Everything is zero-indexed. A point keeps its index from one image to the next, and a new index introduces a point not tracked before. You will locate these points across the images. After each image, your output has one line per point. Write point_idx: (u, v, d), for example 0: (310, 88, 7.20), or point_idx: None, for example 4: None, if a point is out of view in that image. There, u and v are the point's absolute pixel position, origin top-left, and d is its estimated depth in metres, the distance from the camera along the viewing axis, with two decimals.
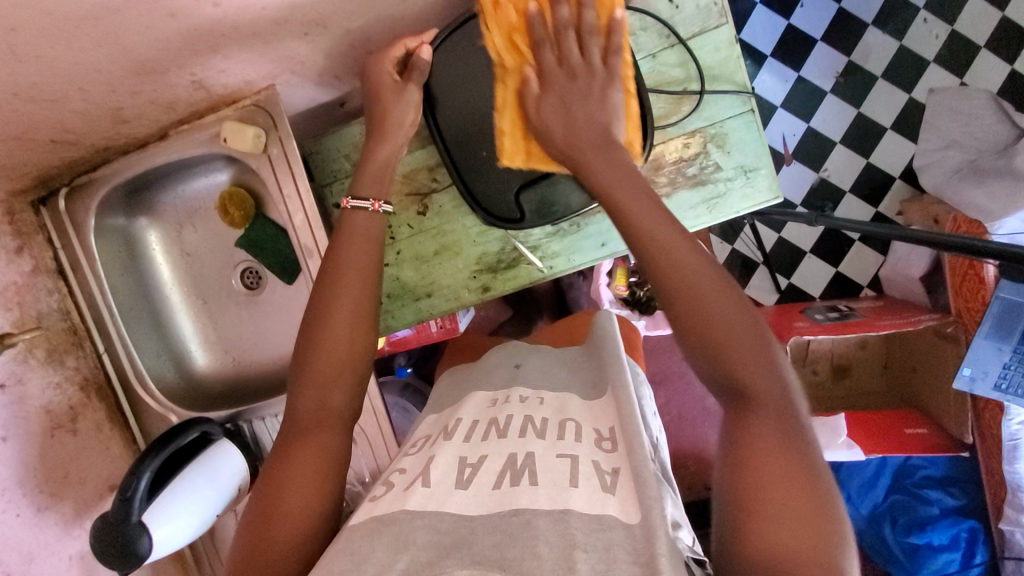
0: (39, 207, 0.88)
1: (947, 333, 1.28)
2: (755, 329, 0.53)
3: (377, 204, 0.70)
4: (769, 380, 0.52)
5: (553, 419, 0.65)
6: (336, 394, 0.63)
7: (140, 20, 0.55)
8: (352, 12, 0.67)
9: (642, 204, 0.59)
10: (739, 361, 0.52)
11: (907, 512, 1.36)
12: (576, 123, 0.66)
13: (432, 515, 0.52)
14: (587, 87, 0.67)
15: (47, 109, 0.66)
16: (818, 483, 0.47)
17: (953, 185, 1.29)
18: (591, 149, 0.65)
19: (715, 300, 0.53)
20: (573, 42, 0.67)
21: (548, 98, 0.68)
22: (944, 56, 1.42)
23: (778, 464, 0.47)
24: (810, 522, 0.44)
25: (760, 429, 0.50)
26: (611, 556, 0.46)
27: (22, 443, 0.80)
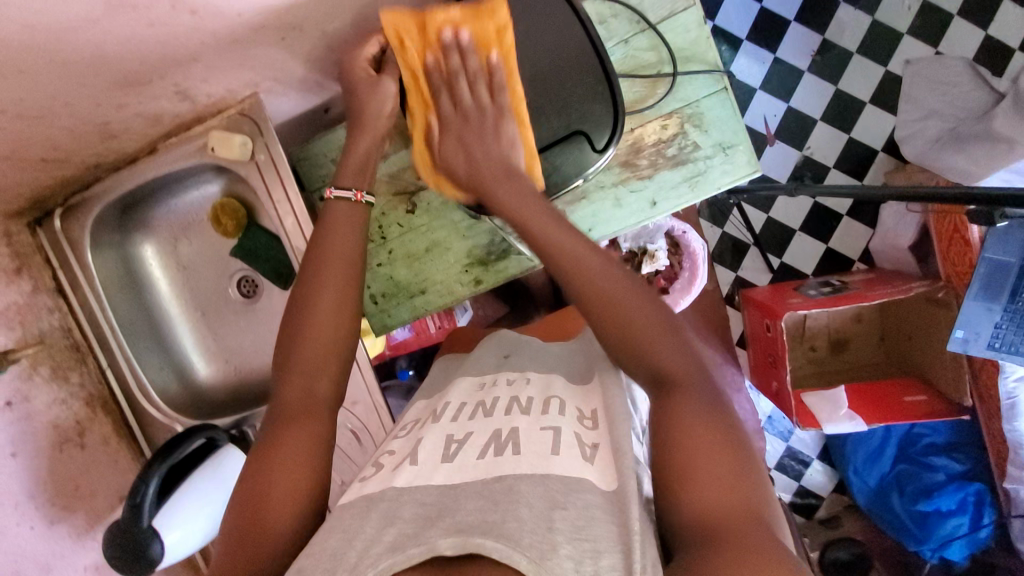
0: (35, 228, 0.90)
1: (938, 300, 1.30)
2: (667, 317, 0.58)
3: (360, 194, 0.71)
4: (686, 362, 0.56)
5: (539, 398, 0.65)
6: (325, 382, 0.64)
7: (122, 31, 0.57)
8: (328, 13, 0.69)
9: (547, 220, 0.63)
10: (658, 349, 0.56)
11: (912, 480, 1.37)
12: (475, 158, 0.69)
13: (417, 489, 0.52)
14: (482, 124, 0.70)
15: (37, 125, 0.68)
16: (736, 443, 0.50)
17: (934, 154, 1.32)
18: (490, 183, 0.68)
19: (623, 290, 0.58)
20: (465, 85, 0.71)
21: (448, 140, 0.71)
22: (917, 27, 1.44)
23: (699, 429, 0.50)
24: (733, 478, 0.47)
25: (683, 404, 0.52)
26: (588, 511, 0.48)
27: (33, 457, 0.82)
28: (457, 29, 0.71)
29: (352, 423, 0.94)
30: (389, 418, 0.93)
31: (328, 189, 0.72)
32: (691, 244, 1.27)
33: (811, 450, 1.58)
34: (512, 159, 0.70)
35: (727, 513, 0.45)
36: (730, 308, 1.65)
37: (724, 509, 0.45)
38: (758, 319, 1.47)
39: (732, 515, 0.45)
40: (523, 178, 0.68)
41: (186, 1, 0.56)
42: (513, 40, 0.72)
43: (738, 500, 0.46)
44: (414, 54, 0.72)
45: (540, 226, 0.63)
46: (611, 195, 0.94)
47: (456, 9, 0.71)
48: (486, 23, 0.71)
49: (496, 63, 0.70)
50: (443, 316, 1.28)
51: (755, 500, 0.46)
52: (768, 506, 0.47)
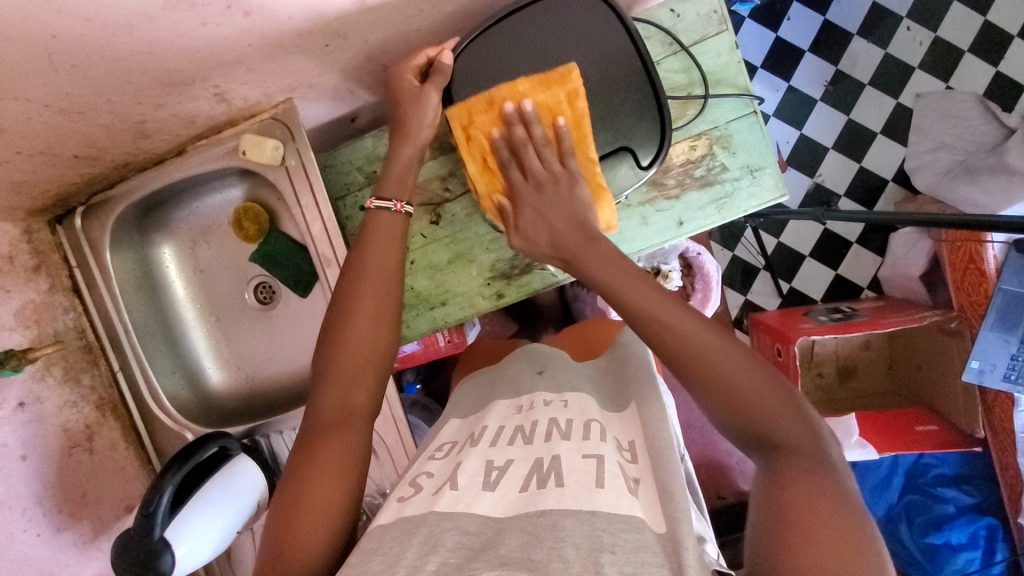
0: (55, 226, 0.89)
1: (950, 329, 1.30)
2: (784, 389, 0.56)
3: (400, 205, 0.72)
4: (800, 429, 0.53)
5: (578, 420, 0.63)
6: (360, 393, 0.62)
7: (175, 30, 0.57)
8: (373, 23, 0.69)
9: (644, 292, 0.63)
10: (765, 409, 0.54)
11: (922, 511, 1.36)
12: (557, 231, 0.71)
13: (460, 517, 0.50)
14: (558, 192, 0.72)
15: (75, 121, 0.67)
16: (856, 518, 0.46)
17: (946, 185, 1.34)
18: (576, 249, 0.69)
19: (731, 357, 0.57)
20: (536, 155, 0.73)
21: (526, 212, 0.73)
22: (929, 62, 1.48)
23: (817, 499, 0.47)
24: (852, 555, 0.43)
25: (791, 467, 0.50)
26: (638, 557, 0.45)
27: (40, 462, 0.79)
28: (520, 101, 0.73)
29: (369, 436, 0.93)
30: (407, 432, 0.92)
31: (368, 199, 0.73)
32: (705, 265, 1.27)
33: None
34: (593, 228, 0.71)
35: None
36: (739, 331, 1.65)
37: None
38: (769, 343, 1.47)
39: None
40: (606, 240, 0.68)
41: (241, 3, 0.56)
42: (584, 104, 0.73)
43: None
44: (483, 126, 0.74)
45: (628, 292, 0.63)
46: (637, 213, 0.93)
47: (523, 81, 0.73)
48: (558, 90, 0.72)
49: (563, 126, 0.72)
50: (454, 330, 1.24)
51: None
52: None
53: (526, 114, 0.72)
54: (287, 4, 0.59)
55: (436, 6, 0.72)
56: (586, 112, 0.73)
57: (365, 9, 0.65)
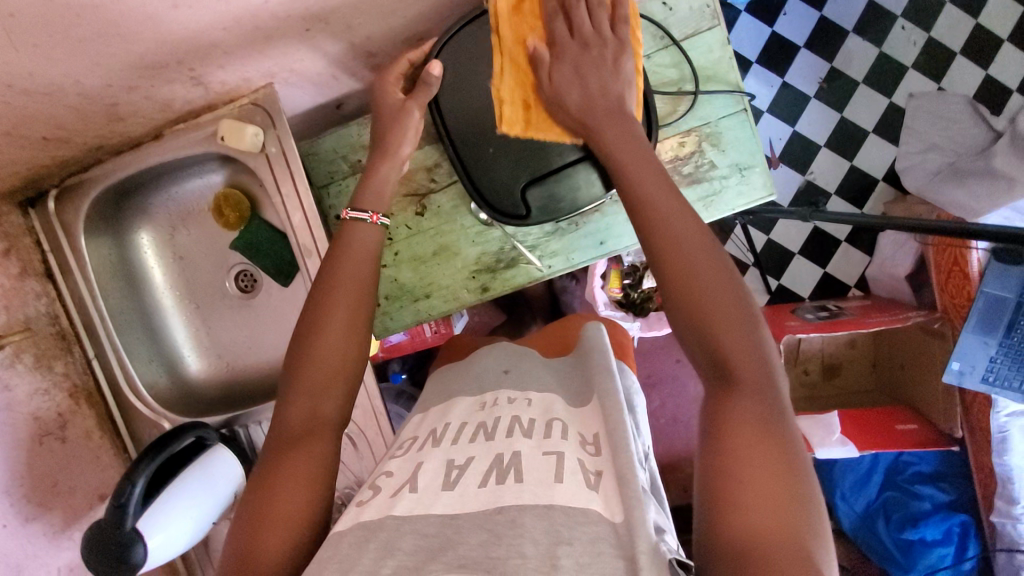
0: (27, 210, 0.86)
1: (934, 330, 1.31)
2: (748, 311, 0.54)
3: (376, 216, 0.69)
4: (756, 364, 0.52)
5: (540, 419, 0.63)
6: (329, 402, 0.61)
7: (143, 11, 0.55)
8: (355, 9, 0.67)
9: (652, 177, 0.60)
10: (727, 342, 0.52)
11: (899, 508, 1.38)
12: (592, 97, 0.66)
13: (418, 519, 0.50)
14: (603, 57, 0.67)
15: (42, 102, 0.65)
16: (796, 461, 0.47)
17: (934, 186, 1.33)
18: (603, 125, 0.65)
19: (705, 278, 0.54)
20: (585, 11, 0.67)
21: (563, 67, 0.67)
22: (922, 62, 1.47)
23: (762, 447, 0.48)
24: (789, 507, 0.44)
25: (736, 412, 0.50)
26: (596, 548, 0.46)
27: (9, 451, 0.78)
28: None
29: (351, 429, 0.92)
30: (388, 425, 0.91)
31: (344, 209, 0.69)
32: None
33: None
34: (626, 102, 0.67)
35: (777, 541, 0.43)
36: None
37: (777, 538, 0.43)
38: None
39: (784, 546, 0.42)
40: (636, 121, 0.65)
41: None
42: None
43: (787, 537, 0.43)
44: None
45: (639, 171, 0.61)
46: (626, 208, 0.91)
47: None
48: None
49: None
50: (442, 321, 1.25)
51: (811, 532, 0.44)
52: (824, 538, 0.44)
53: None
54: None
55: None
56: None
57: None
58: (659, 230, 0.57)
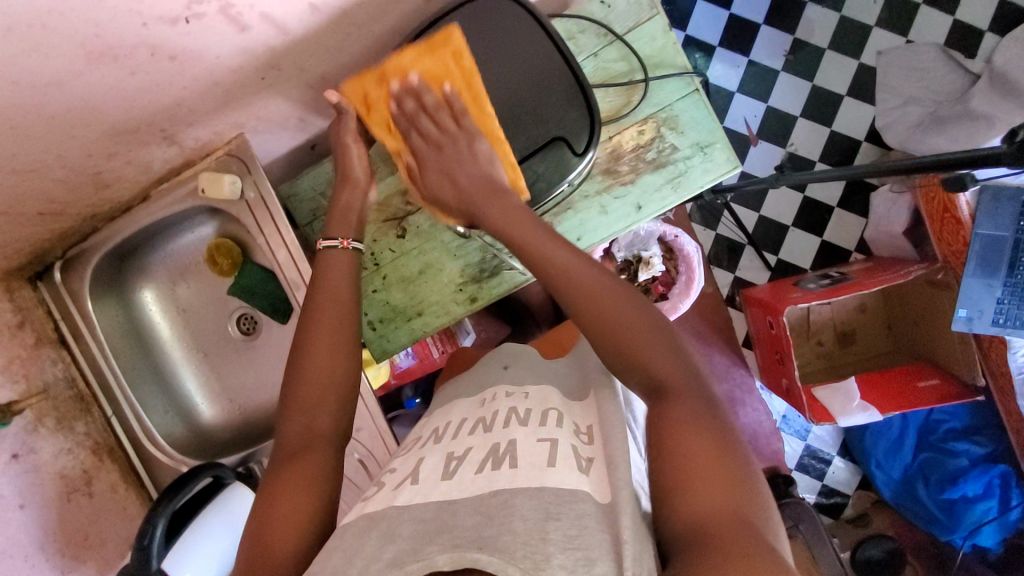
0: (36, 282, 0.92)
1: (938, 281, 1.29)
2: (663, 327, 0.61)
3: (347, 241, 0.76)
4: (680, 369, 0.59)
5: (538, 408, 0.64)
6: (324, 416, 0.64)
7: (106, 82, 0.60)
8: (305, 51, 0.71)
9: (541, 237, 0.67)
10: (652, 357, 0.59)
11: (936, 468, 1.35)
12: (462, 186, 0.72)
13: (417, 506, 0.51)
14: (458, 152, 0.72)
15: (30, 179, 0.71)
16: (729, 444, 0.53)
17: (917, 138, 1.33)
18: (480, 205, 0.71)
19: (622, 307, 0.61)
20: (429, 121, 0.72)
21: (431, 173, 0.74)
22: (885, 19, 1.48)
23: (700, 439, 0.52)
24: (730, 484, 0.49)
25: (673, 408, 0.56)
26: (582, 521, 0.47)
27: (41, 508, 0.82)
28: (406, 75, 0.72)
29: (359, 452, 0.94)
30: (395, 444, 0.93)
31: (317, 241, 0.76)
32: (685, 247, 1.25)
33: (830, 447, 1.54)
34: (494, 178, 0.72)
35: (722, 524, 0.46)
36: (731, 309, 1.63)
37: (719, 512, 0.47)
38: (761, 317, 1.46)
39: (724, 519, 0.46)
40: (509, 196, 0.70)
41: (163, 49, 0.59)
42: (471, 63, 0.71)
43: (737, 511, 0.47)
44: (375, 95, 0.73)
45: (529, 239, 0.67)
46: (597, 203, 0.95)
47: (411, 49, 0.71)
48: (442, 53, 0.71)
49: (450, 95, 0.72)
50: (445, 340, 1.28)
51: (750, 502, 0.48)
52: (764, 507, 0.49)
53: (413, 86, 0.71)
54: (210, 43, 0.61)
55: (366, 27, 0.74)
56: (473, 69, 0.71)
57: (294, 40, 0.68)
58: (573, 287, 0.63)
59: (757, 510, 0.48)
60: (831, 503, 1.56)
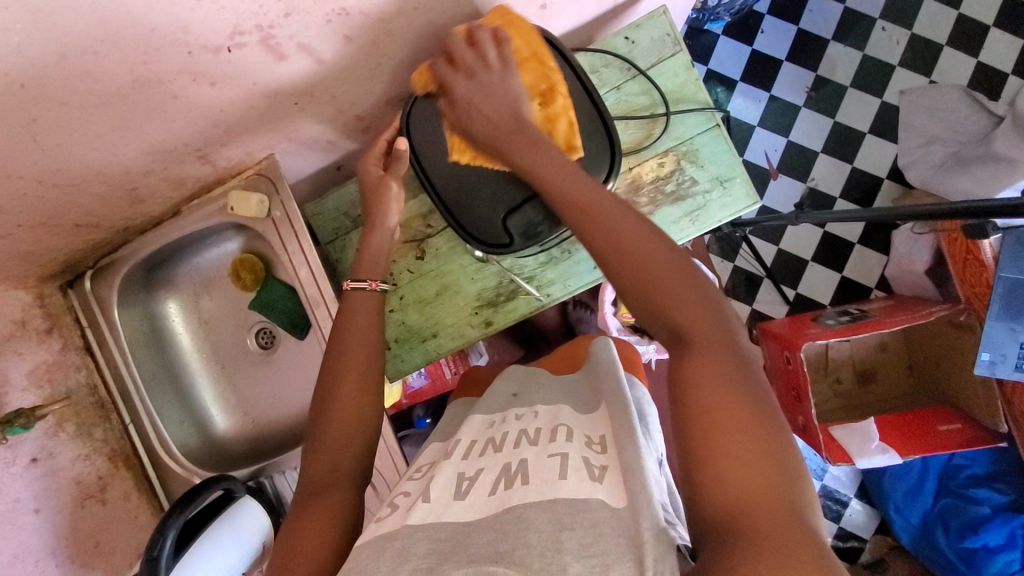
0: (67, 289, 0.95)
1: (960, 322, 1.28)
2: (696, 279, 0.56)
3: (374, 283, 0.77)
4: (708, 321, 0.54)
5: (547, 427, 0.64)
6: (349, 459, 0.65)
7: (149, 104, 0.63)
8: (338, 79, 0.74)
9: (563, 168, 0.65)
10: (678, 307, 0.55)
11: (957, 514, 1.29)
12: (489, 119, 0.69)
13: (430, 527, 0.51)
14: (489, 82, 0.70)
15: (71, 193, 0.74)
16: (764, 412, 0.49)
17: (942, 178, 1.32)
18: (506, 142, 0.68)
19: (642, 250, 0.57)
20: (467, 58, 0.71)
21: (461, 107, 0.71)
22: (909, 59, 1.49)
23: (730, 410, 0.48)
24: (771, 465, 0.46)
25: (700, 371, 0.51)
26: (595, 528, 0.47)
27: (55, 513, 0.82)
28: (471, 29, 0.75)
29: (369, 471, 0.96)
30: (404, 465, 0.94)
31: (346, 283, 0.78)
32: None
33: (847, 488, 1.50)
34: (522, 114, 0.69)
35: (757, 510, 0.43)
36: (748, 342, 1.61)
37: (756, 498, 0.44)
38: (778, 352, 1.44)
39: (762, 504, 0.44)
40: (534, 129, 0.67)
41: (204, 75, 0.62)
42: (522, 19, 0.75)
43: (767, 490, 0.44)
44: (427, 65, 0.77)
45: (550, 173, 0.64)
46: None
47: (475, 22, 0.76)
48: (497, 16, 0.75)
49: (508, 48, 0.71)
50: (459, 360, 1.28)
51: (787, 481, 0.45)
52: (801, 486, 0.46)
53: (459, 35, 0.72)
54: (249, 71, 0.64)
55: (396, 57, 0.77)
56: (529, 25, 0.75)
57: (329, 68, 0.70)
58: (592, 224, 0.60)
59: (792, 485, 0.45)
60: (848, 547, 1.50)
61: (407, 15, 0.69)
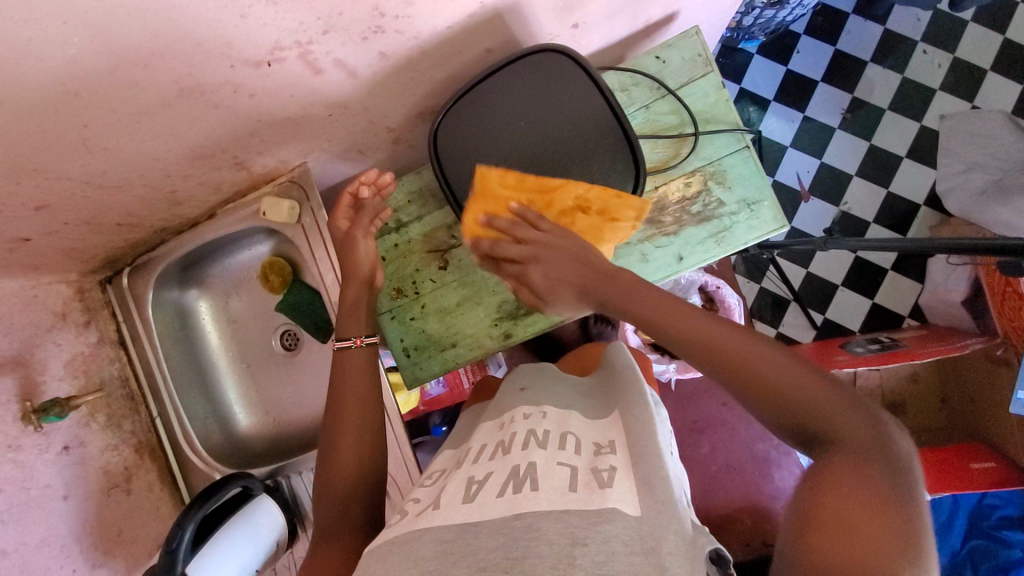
0: (105, 285, 0.99)
1: (997, 357, 1.24)
2: (828, 378, 0.53)
3: (359, 338, 0.79)
4: (855, 421, 0.50)
5: (556, 432, 0.63)
6: (356, 508, 0.67)
7: (190, 112, 0.66)
8: (372, 92, 0.76)
9: (656, 298, 0.64)
10: (813, 404, 0.52)
11: (986, 558, 1.24)
12: (581, 287, 0.69)
13: (439, 528, 0.51)
14: (562, 246, 0.72)
15: (114, 194, 0.77)
16: (894, 508, 0.44)
17: (980, 207, 1.27)
18: (607, 296, 0.67)
19: (765, 359, 0.55)
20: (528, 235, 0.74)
21: (546, 278, 0.71)
22: (949, 83, 1.45)
23: (853, 495, 0.45)
24: (890, 548, 0.42)
25: (834, 462, 0.48)
26: (608, 546, 0.46)
27: (82, 501, 0.85)
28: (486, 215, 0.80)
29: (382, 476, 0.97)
30: (417, 472, 0.94)
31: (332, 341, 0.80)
32: (726, 299, 1.23)
33: None
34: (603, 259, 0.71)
35: (846, 575, 0.41)
36: None
37: (861, 566, 0.41)
38: None
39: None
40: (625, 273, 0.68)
41: (245, 86, 0.64)
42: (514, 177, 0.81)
43: (869, 567, 0.41)
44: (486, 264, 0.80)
45: (649, 313, 0.63)
46: (638, 251, 0.94)
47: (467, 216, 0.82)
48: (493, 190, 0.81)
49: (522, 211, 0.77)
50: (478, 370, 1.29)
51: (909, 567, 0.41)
52: None
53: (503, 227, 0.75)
54: (287, 84, 0.66)
55: (428, 72, 0.78)
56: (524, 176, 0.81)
57: (364, 82, 0.73)
58: (692, 330, 0.60)
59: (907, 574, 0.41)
60: None
61: (442, 33, 0.70)
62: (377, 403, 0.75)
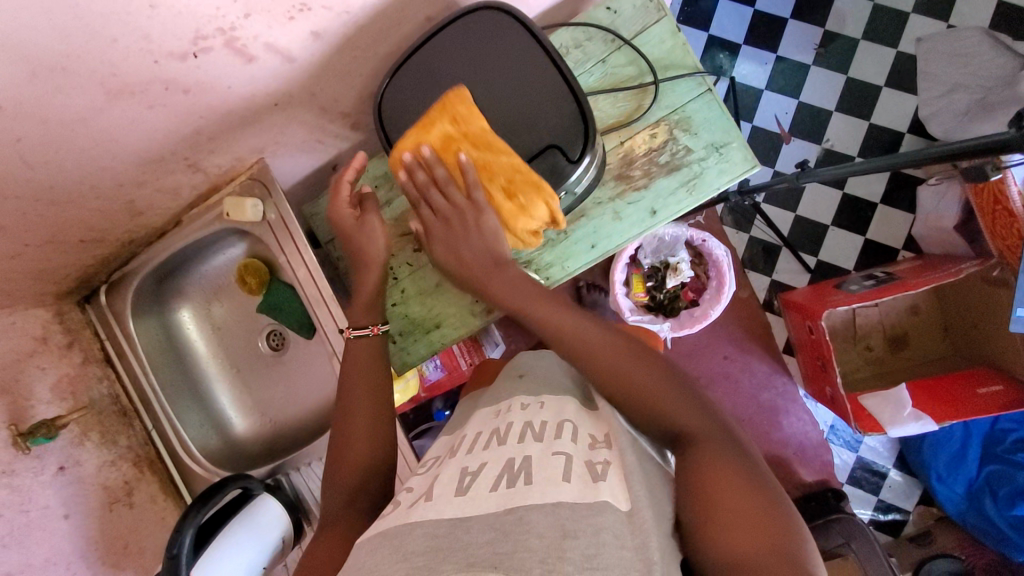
0: (84, 305, 0.99)
1: (994, 278, 1.21)
2: (670, 378, 0.63)
3: (376, 327, 0.80)
4: (697, 417, 0.60)
5: (551, 422, 0.63)
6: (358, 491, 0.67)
7: (125, 116, 0.64)
8: (315, 77, 0.74)
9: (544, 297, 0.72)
10: (667, 408, 0.61)
11: (1005, 482, 1.24)
12: (464, 258, 0.75)
13: (430, 523, 0.49)
14: (466, 223, 0.75)
15: (68, 210, 0.76)
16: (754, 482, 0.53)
17: (965, 127, 1.23)
18: (484, 277, 0.75)
19: (633, 369, 0.63)
20: (440, 195, 0.75)
21: (436, 245, 0.77)
22: (922, 5, 1.41)
23: (724, 478, 0.53)
24: (771, 519, 0.49)
25: (702, 455, 0.56)
26: (599, 538, 0.46)
27: (83, 518, 0.86)
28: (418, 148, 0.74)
29: None
30: (415, 460, 0.94)
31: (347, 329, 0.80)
32: (715, 253, 1.18)
33: (885, 459, 1.44)
34: (502, 256, 0.76)
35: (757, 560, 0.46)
36: (769, 314, 1.52)
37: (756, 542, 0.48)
38: (801, 322, 1.38)
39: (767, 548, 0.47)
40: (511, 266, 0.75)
41: (177, 82, 0.63)
42: (475, 127, 0.72)
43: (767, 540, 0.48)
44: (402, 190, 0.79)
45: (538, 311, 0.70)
46: (609, 209, 0.92)
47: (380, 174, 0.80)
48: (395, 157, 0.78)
49: (462, 164, 0.72)
50: (473, 351, 1.28)
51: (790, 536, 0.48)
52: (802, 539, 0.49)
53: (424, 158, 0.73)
54: (220, 76, 0.65)
55: (369, 49, 0.76)
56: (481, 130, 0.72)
57: (304, 66, 0.71)
58: (578, 339, 0.67)
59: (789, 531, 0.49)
60: (890, 520, 1.45)
61: (374, 5, 0.68)
62: (359, 390, 0.74)
